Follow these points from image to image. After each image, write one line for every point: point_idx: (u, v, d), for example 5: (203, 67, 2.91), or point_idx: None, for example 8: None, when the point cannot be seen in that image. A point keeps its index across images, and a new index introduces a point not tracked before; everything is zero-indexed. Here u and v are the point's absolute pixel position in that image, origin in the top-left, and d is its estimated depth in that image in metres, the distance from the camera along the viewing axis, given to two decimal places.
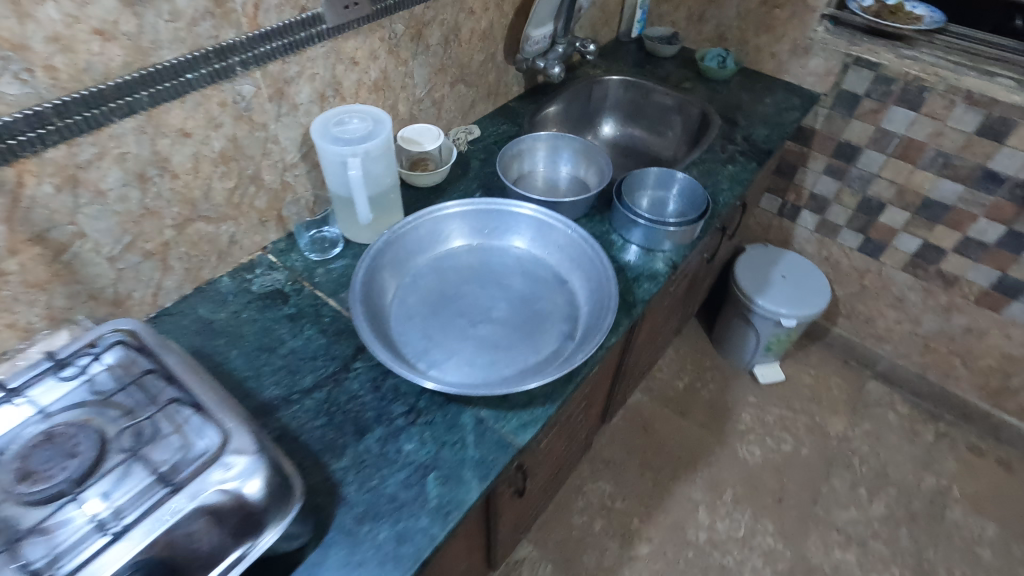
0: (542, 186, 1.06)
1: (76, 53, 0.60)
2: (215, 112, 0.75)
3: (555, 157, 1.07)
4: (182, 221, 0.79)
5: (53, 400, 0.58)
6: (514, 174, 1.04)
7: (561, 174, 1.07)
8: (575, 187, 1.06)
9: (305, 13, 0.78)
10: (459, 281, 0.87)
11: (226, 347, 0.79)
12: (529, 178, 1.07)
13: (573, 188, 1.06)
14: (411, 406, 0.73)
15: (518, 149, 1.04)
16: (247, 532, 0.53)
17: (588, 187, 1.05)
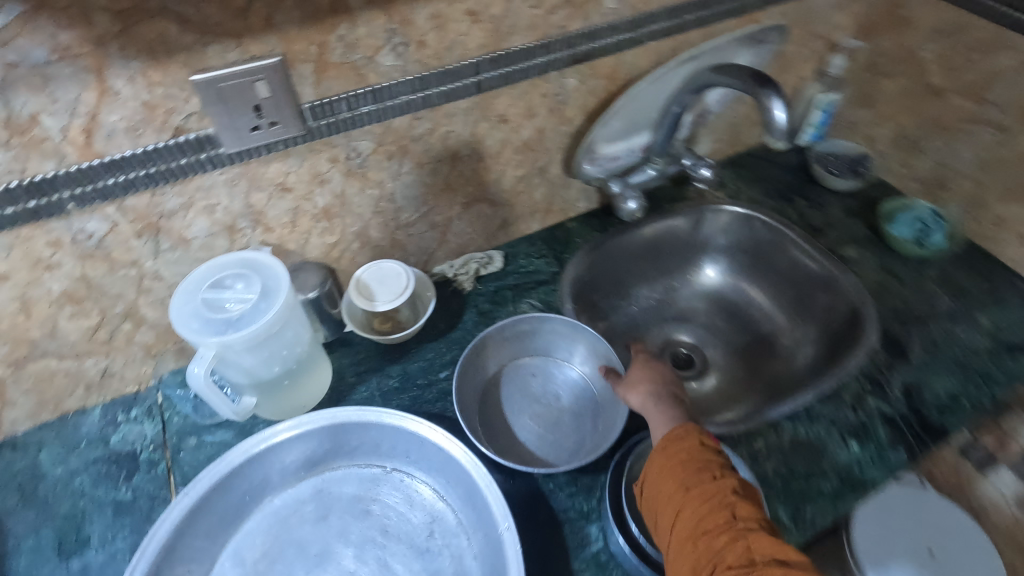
0: (537, 387, 0.74)
1: None
2: (45, 252, 0.55)
3: (566, 347, 0.76)
4: (18, 359, 0.62)
5: None
6: (499, 361, 0.75)
7: (570, 373, 0.75)
8: (580, 404, 0.73)
9: (181, 136, 0.53)
10: (327, 535, 0.61)
11: (26, 531, 0.62)
12: (521, 368, 0.76)
13: (575, 405, 0.73)
14: None
15: (511, 327, 0.74)
16: None
17: (597, 416, 0.71)
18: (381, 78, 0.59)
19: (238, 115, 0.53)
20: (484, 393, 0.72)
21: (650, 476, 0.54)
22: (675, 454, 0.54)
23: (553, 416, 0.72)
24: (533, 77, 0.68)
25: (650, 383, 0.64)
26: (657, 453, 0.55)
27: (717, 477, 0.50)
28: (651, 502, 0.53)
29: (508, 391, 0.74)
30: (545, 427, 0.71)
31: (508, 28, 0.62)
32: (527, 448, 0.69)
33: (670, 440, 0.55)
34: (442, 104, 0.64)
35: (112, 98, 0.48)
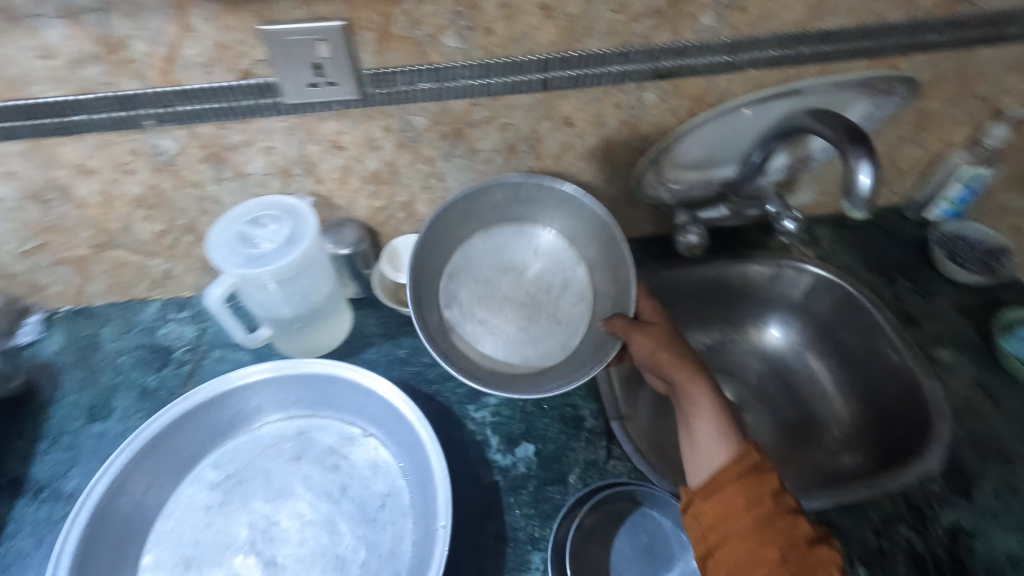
0: (530, 270, 0.70)
1: None
2: (126, 158, 0.62)
3: (582, 241, 0.69)
4: (99, 244, 0.72)
5: None
6: (508, 226, 0.71)
7: (575, 291, 0.70)
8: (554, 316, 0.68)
9: (249, 79, 0.57)
10: (296, 475, 0.64)
11: (72, 388, 0.73)
12: (528, 237, 0.71)
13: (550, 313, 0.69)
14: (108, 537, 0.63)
15: (536, 190, 0.67)
16: None
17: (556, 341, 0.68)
18: (442, 58, 0.59)
19: (297, 71, 0.56)
20: (473, 247, 0.70)
21: (720, 512, 0.49)
22: (760, 499, 0.48)
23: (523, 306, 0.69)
24: (606, 85, 0.64)
25: (675, 356, 0.58)
26: (729, 485, 0.49)
27: (809, 544, 0.46)
28: (713, 531, 0.49)
29: (502, 253, 0.71)
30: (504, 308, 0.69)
31: (584, 29, 0.59)
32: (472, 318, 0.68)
33: (752, 476, 0.49)
34: (504, 95, 0.63)
35: (190, 34, 0.53)
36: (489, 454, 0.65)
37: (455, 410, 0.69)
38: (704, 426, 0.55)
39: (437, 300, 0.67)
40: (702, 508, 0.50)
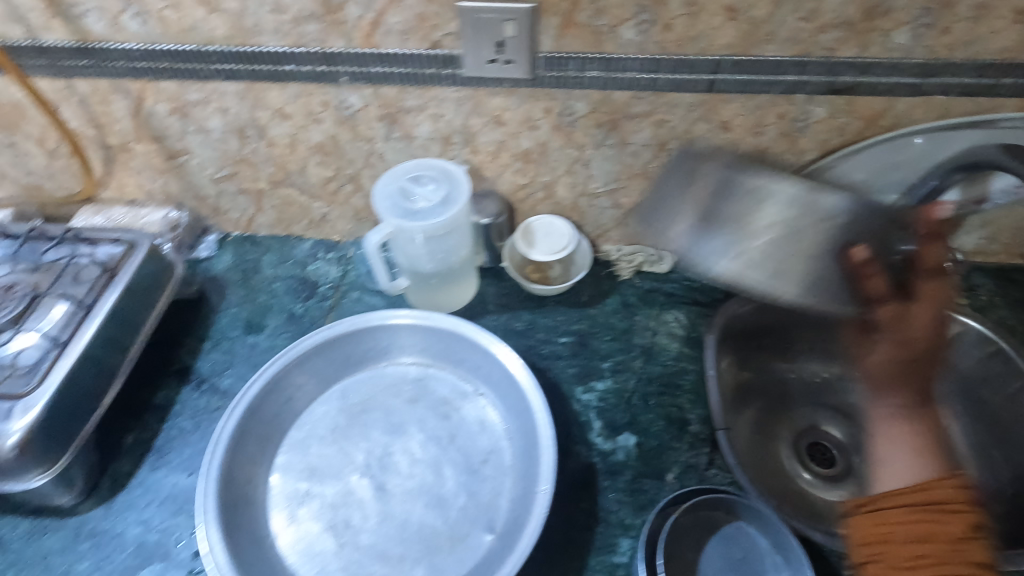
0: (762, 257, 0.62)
1: (183, 13, 0.63)
2: (317, 108, 0.70)
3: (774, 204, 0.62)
4: (276, 181, 0.81)
5: (48, 259, 0.72)
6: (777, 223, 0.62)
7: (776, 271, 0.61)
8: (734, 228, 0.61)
9: (436, 50, 0.63)
10: (412, 415, 0.70)
11: (234, 302, 0.83)
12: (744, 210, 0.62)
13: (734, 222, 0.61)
14: None
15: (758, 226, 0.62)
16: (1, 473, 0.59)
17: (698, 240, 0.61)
18: (617, 49, 0.61)
19: (481, 47, 0.61)
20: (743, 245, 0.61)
21: (881, 526, 0.49)
22: (935, 535, 0.46)
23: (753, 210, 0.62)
24: (775, 94, 0.63)
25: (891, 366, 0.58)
26: (902, 512, 0.48)
27: None
28: (876, 539, 0.48)
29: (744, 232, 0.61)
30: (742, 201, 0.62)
31: (765, 35, 0.59)
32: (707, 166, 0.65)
33: (937, 513, 0.47)
34: (667, 92, 0.64)
35: (397, 4, 0.59)
36: (591, 436, 0.67)
37: (563, 388, 0.72)
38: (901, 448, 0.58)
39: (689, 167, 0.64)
40: (865, 521, 0.50)
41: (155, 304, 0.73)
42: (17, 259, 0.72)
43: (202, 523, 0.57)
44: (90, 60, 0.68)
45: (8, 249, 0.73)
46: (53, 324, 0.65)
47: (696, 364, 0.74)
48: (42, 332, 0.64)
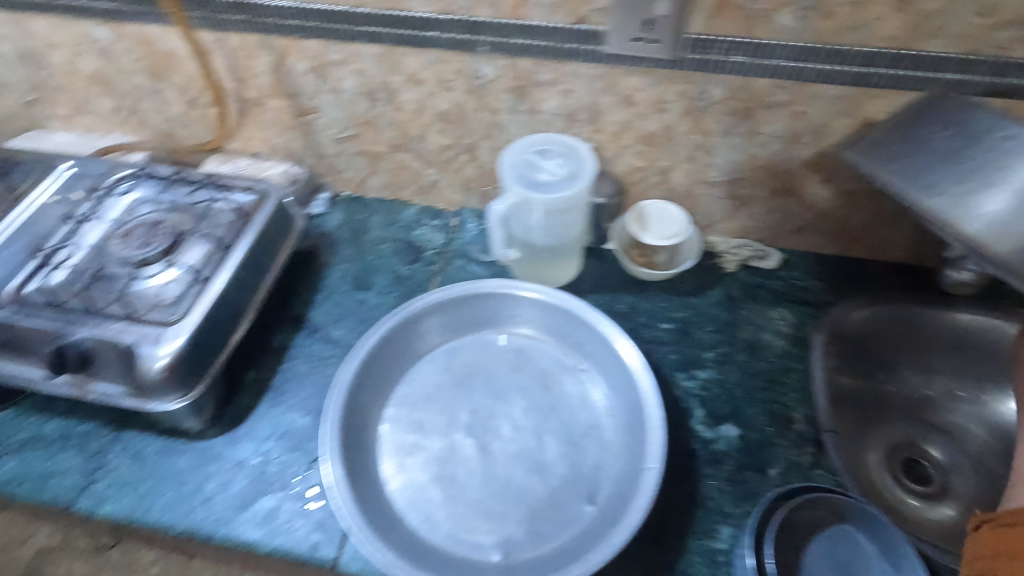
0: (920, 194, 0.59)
1: None
2: (450, 76, 0.72)
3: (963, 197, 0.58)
4: (395, 145, 0.84)
5: (186, 201, 0.77)
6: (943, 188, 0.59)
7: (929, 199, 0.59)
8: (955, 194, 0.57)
9: (580, 25, 0.63)
10: (514, 382, 0.72)
11: (345, 258, 0.87)
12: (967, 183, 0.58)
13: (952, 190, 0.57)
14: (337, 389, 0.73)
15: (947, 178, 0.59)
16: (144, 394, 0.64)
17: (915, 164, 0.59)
18: (768, 34, 0.60)
19: (628, 22, 0.61)
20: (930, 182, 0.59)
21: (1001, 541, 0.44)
22: None
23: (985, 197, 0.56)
24: (930, 92, 0.61)
25: None
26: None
27: None
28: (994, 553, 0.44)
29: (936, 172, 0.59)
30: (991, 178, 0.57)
31: (933, 29, 0.56)
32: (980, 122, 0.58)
33: None
34: (812, 83, 0.63)
35: None
36: (693, 424, 0.68)
37: (664, 373, 0.72)
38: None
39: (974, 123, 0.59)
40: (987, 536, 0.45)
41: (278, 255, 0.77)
42: (161, 198, 0.77)
43: (326, 458, 0.60)
44: (245, 15, 0.71)
45: (149, 188, 0.79)
46: (194, 261, 0.70)
47: (802, 363, 0.73)
48: (184, 270, 0.69)
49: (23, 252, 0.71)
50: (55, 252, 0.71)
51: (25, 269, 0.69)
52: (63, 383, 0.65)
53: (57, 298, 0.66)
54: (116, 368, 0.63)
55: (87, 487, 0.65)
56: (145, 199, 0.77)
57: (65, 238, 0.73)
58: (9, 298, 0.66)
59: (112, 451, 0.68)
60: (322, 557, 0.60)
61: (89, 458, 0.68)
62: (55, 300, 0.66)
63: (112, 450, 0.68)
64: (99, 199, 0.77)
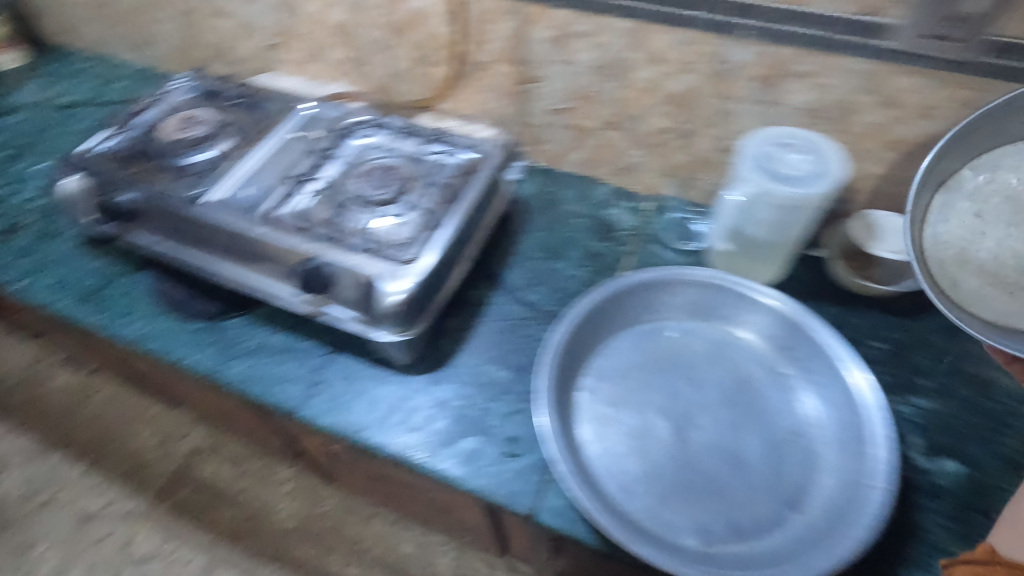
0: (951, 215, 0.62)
1: None
2: (697, 58, 0.71)
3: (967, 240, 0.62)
4: (609, 123, 0.84)
5: (417, 152, 0.81)
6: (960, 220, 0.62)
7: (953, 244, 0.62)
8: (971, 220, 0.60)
9: (866, 17, 0.61)
10: (713, 375, 0.71)
11: (538, 228, 0.89)
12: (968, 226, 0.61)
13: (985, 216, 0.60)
14: (533, 351, 0.75)
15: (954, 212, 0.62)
16: (371, 321, 0.69)
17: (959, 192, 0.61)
18: None
19: (924, 19, 0.58)
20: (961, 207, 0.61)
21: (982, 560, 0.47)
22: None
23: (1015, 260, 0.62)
24: None
25: None
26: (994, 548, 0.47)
27: None
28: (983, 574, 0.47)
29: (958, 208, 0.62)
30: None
31: None
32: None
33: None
34: None
35: None
36: (910, 452, 0.64)
37: None
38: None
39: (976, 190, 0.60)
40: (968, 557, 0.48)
41: (490, 213, 0.80)
42: (391, 145, 0.82)
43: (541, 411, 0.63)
44: None
45: (382, 135, 0.84)
46: (424, 207, 0.73)
47: None
48: (416, 214, 0.73)
49: (274, 180, 0.79)
50: (301, 182, 0.78)
51: (277, 194, 0.77)
52: (302, 301, 0.71)
53: (305, 223, 0.73)
54: (353, 297, 0.68)
55: (309, 397, 0.72)
56: (378, 144, 0.82)
57: (309, 171, 0.79)
58: (263, 218, 0.74)
59: (328, 369, 0.74)
60: (521, 506, 0.62)
61: (310, 371, 0.74)
62: (303, 226, 0.73)
63: (328, 368, 0.74)
64: (336, 138, 0.83)
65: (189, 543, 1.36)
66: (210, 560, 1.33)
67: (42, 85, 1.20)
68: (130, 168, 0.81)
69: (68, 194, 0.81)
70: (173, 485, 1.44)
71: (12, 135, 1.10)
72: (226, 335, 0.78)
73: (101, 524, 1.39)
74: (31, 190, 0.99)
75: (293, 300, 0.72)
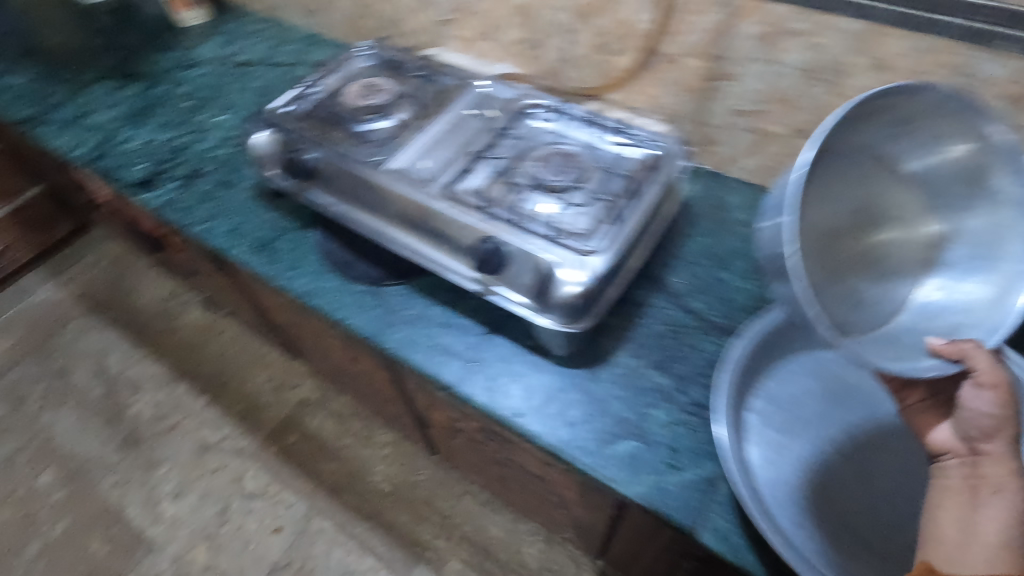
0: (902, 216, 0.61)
1: None
2: (934, 70, 0.64)
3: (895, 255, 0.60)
4: (802, 131, 0.78)
5: (596, 141, 0.79)
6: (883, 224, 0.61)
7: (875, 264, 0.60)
8: (825, 240, 0.59)
9: None
10: (892, 416, 0.65)
11: (702, 232, 0.85)
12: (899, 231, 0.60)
13: (834, 244, 0.59)
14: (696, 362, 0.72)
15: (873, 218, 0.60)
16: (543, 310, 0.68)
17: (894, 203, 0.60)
18: None
19: None
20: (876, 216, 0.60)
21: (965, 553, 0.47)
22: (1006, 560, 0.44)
23: (880, 259, 0.62)
24: None
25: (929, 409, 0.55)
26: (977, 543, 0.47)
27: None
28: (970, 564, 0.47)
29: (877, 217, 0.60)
30: (910, 254, 0.62)
31: None
32: (955, 184, 0.58)
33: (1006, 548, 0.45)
34: None
35: None
36: None
37: None
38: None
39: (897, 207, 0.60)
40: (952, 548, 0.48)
41: (664, 213, 0.77)
42: (568, 130, 0.81)
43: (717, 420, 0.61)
44: None
45: (559, 119, 0.82)
46: (605, 199, 0.71)
47: None
48: (597, 205, 0.71)
49: (451, 154, 0.79)
50: (478, 159, 0.78)
51: (455, 169, 0.77)
52: (474, 279, 0.72)
53: (484, 201, 0.73)
54: (528, 282, 0.68)
55: (466, 374, 0.72)
56: (555, 128, 0.81)
57: (486, 149, 0.79)
58: (442, 191, 0.74)
59: (485, 349, 0.74)
60: (667, 510, 0.61)
61: (467, 349, 0.74)
62: (482, 204, 0.72)
63: (484, 348, 0.74)
64: (513, 118, 0.83)
65: (291, 488, 1.43)
66: (309, 507, 1.39)
67: (221, 42, 1.27)
68: (315, 129, 0.84)
69: (259, 148, 0.86)
70: (281, 431, 1.51)
71: (195, 86, 1.17)
72: (387, 301, 0.80)
73: (216, 456, 1.48)
74: (211, 140, 1.05)
75: (465, 277, 0.72)
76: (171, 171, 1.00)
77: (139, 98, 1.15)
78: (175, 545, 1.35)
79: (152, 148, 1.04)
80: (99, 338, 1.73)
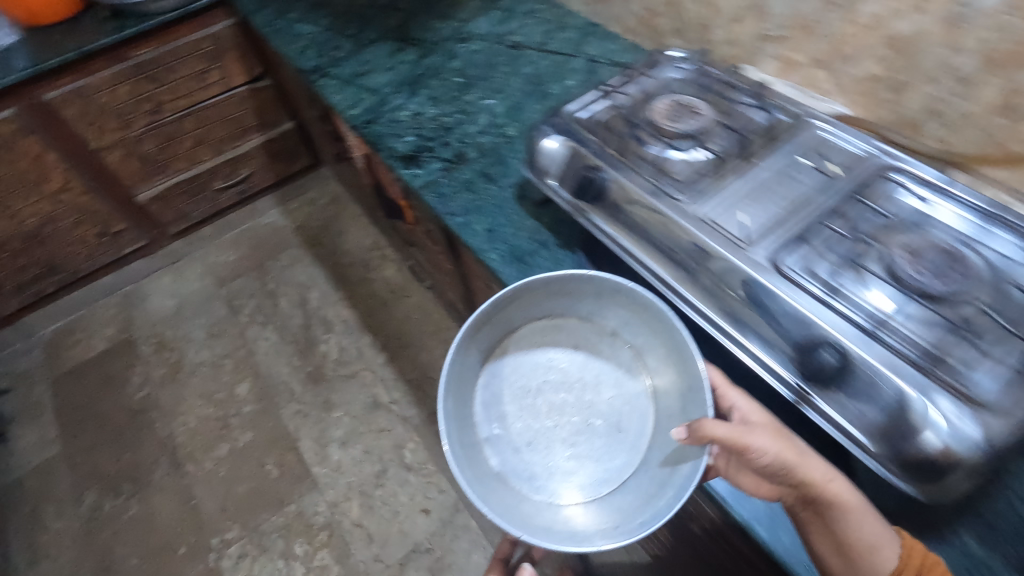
0: (564, 386, 0.74)
1: None
2: None
3: (588, 430, 0.71)
4: None
5: (989, 243, 0.59)
6: (556, 389, 0.73)
7: (578, 423, 0.71)
8: (527, 406, 0.73)
9: None
10: None
11: None
12: (590, 398, 0.73)
13: (535, 410, 0.73)
14: None
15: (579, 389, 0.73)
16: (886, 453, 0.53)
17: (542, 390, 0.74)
18: None
19: None
20: (557, 387, 0.74)
21: None
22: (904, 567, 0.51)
23: (600, 427, 0.72)
24: None
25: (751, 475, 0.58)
26: None
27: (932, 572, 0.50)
28: None
29: (557, 389, 0.74)
30: (617, 431, 0.71)
31: None
32: (641, 322, 0.71)
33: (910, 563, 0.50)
34: None
35: None
36: None
37: None
38: (852, 495, 0.54)
39: (552, 381, 0.74)
40: None
41: None
42: (947, 216, 0.62)
43: None
44: None
45: (935, 196, 0.63)
46: (1005, 335, 0.53)
47: None
48: (993, 341, 0.53)
49: (781, 212, 0.64)
50: (818, 229, 0.62)
51: (787, 233, 0.62)
52: (792, 382, 0.59)
53: (828, 289, 0.58)
54: (875, 416, 0.53)
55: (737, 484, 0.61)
56: (929, 210, 0.62)
57: (828, 215, 0.63)
58: (771, 260, 0.61)
59: None
60: None
61: None
62: (824, 292, 0.58)
63: None
64: (868, 182, 0.65)
65: (445, 473, 1.42)
66: (459, 499, 1.37)
67: (495, 17, 1.22)
68: (615, 147, 0.74)
69: (548, 156, 0.77)
70: None
71: (467, 61, 1.13)
72: None
73: (384, 417, 1.52)
74: (478, 124, 1.01)
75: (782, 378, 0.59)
76: (436, 151, 0.97)
77: (413, 65, 1.14)
78: (334, 492, 1.42)
79: (420, 123, 1.03)
80: (306, 272, 1.86)
